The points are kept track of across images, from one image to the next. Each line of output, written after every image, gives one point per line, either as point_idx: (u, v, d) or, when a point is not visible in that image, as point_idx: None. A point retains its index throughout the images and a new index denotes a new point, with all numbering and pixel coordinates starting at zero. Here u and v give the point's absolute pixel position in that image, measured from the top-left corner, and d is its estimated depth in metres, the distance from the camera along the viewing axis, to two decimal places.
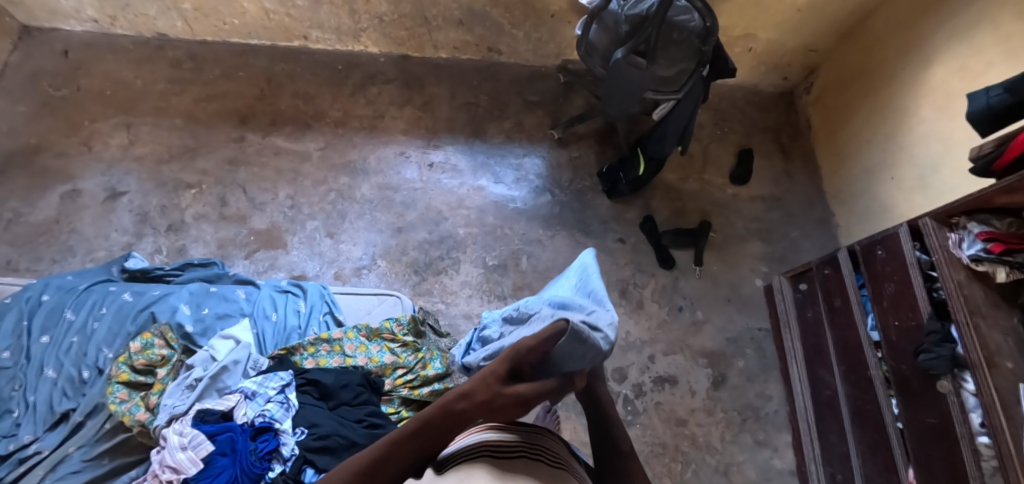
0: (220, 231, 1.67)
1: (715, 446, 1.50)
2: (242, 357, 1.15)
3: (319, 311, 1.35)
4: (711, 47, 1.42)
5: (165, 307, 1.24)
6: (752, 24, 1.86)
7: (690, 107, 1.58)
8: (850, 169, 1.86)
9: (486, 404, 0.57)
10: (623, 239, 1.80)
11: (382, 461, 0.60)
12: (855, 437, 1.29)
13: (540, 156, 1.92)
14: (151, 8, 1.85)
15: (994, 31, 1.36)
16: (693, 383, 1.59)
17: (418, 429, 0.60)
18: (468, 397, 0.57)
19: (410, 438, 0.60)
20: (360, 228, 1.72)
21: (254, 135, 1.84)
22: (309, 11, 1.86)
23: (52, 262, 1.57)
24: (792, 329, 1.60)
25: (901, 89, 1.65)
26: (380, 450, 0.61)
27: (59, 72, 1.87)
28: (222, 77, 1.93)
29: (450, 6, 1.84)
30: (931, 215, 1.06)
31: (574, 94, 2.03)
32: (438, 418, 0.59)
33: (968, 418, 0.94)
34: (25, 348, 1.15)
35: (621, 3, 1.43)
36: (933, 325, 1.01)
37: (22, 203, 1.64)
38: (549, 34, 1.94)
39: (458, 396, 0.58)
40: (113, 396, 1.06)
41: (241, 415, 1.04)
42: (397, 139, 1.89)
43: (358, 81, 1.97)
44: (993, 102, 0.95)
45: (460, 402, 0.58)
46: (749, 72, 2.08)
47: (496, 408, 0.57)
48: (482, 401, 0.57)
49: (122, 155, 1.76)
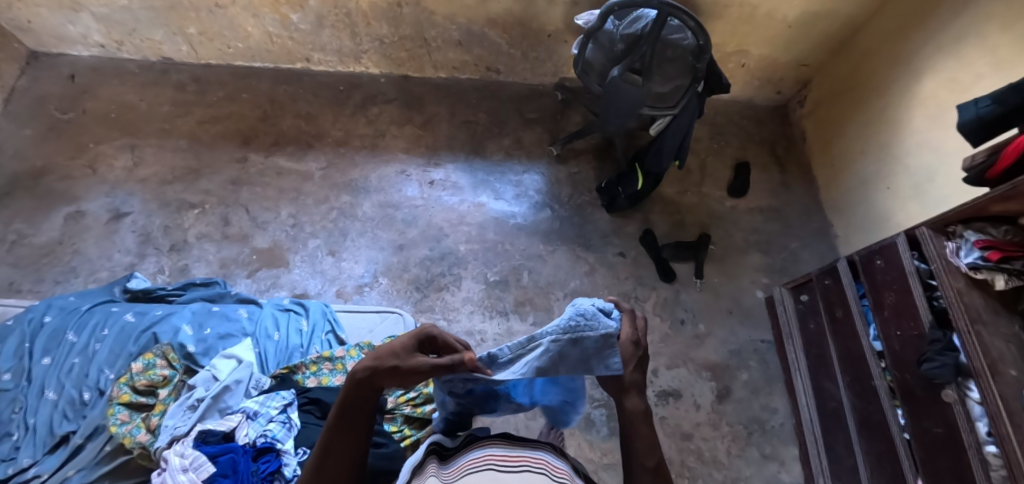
0: (223, 251, 1.67)
1: (722, 461, 1.48)
2: (244, 376, 1.14)
3: (322, 330, 1.35)
4: (705, 64, 1.44)
5: (167, 327, 1.23)
6: (744, 40, 1.91)
7: (686, 122, 1.60)
8: (845, 181, 1.89)
9: (393, 372, 0.67)
10: (624, 252, 1.81)
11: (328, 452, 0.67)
12: (863, 449, 1.27)
13: (539, 173, 1.94)
14: (157, 33, 1.89)
15: (981, 44, 1.39)
16: (697, 396, 1.58)
17: (344, 407, 0.67)
18: (378, 364, 0.66)
19: (344, 413, 0.67)
20: (362, 245, 1.73)
21: (256, 156, 1.86)
22: (311, 35, 1.90)
23: (55, 283, 1.57)
24: (794, 340, 1.60)
25: (893, 102, 1.69)
26: (322, 443, 0.67)
27: (66, 96, 1.90)
28: (226, 98, 1.96)
29: (449, 28, 1.88)
30: (927, 224, 1.08)
31: (572, 111, 2.06)
32: (353, 390, 0.67)
33: (975, 426, 0.93)
34: (26, 370, 1.14)
35: (615, 23, 1.47)
36: (935, 334, 1.02)
37: (26, 225, 1.65)
38: (546, 53, 1.97)
39: (369, 359, 0.68)
40: (114, 418, 1.06)
41: (242, 436, 1.03)
42: (398, 158, 1.91)
43: (360, 101, 2.00)
44: (982, 112, 0.97)
45: (369, 365, 0.67)
46: (742, 86, 2.12)
47: (400, 376, 0.67)
48: (376, 353, 0.69)
49: (126, 176, 1.78)
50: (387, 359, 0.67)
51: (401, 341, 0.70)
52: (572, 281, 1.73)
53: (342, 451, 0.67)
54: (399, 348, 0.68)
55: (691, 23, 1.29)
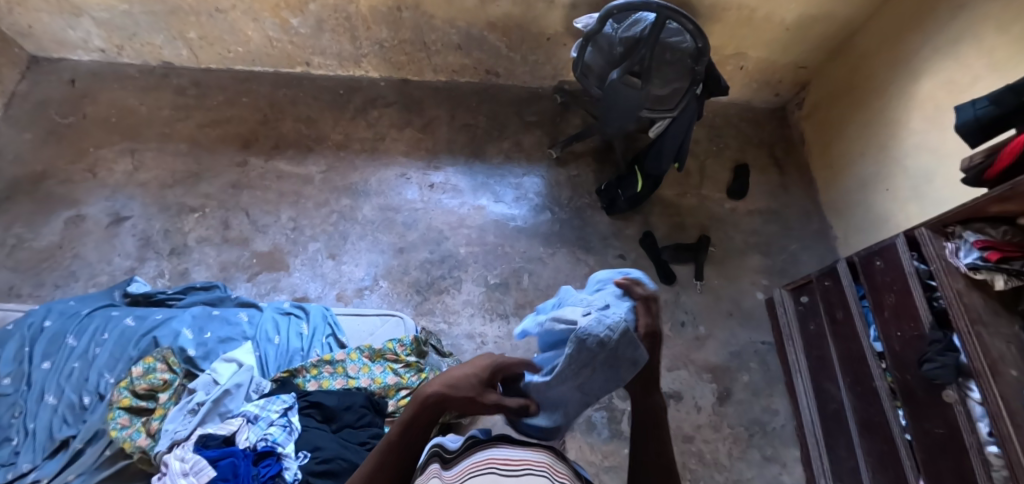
0: (223, 255, 1.67)
1: (723, 463, 1.48)
2: (245, 380, 1.14)
3: (322, 333, 1.34)
4: (703, 67, 1.45)
5: (168, 331, 1.23)
6: (742, 43, 1.92)
7: (685, 124, 1.60)
8: (844, 182, 1.89)
9: (469, 404, 0.60)
10: (624, 255, 1.81)
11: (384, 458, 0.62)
12: (864, 450, 1.27)
13: (539, 176, 1.94)
14: (157, 37, 1.90)
15: (978, 46, 1.40)
16: (698, 398, 1.58)
17: (405, 425, 0.61)
18: (449, 394, 0.58)
19: (406, 431, 0.61)
20: (362, 249, 1.73)
21: (256, 160, 1.86)
22: (311, 39, 1.91)
23: (54, 287, 1.57)
24: (794, 342, 1.60)
25: (891, 103, 1.69)
26: (379, 452, 0.63)
27: (67, 101, 1.91)
28: (226, 102, 1.96)
29: (449, 31, 1.89)
30: (926, 225, 1.09)
31: (572, 113, 2.07)
32: (419, 412, 0.59)
33: (976, 427, 0.93)
34: (26, 375, 1.14)
35: (614, 27, 1.47)
36: (935, 335, 1.02)
37: (26, 229, 1.65)
38: (545, 56, 1.98)
39: (440, 382, 0.59)
40: (114, 422, 1.05)
41: (243, 440, 1.04)
42: (398, 161, 1.91)
43: (360, 104, 2.01)
44: (980, 114, 0.97)
45: (440, 390, 0.59)
46: (741, 89, 2.13)
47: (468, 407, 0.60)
48: (446, 375, 0.61)
49: (126, 180, 1.78)
50: (462, 390, 0.59)
51: (474, 369, 0.62)
52: (572, 284, 1.73)
53: (396, 463, 0.62)
54: (474, 378, 0.61)
55: (690, 26, 1.30)
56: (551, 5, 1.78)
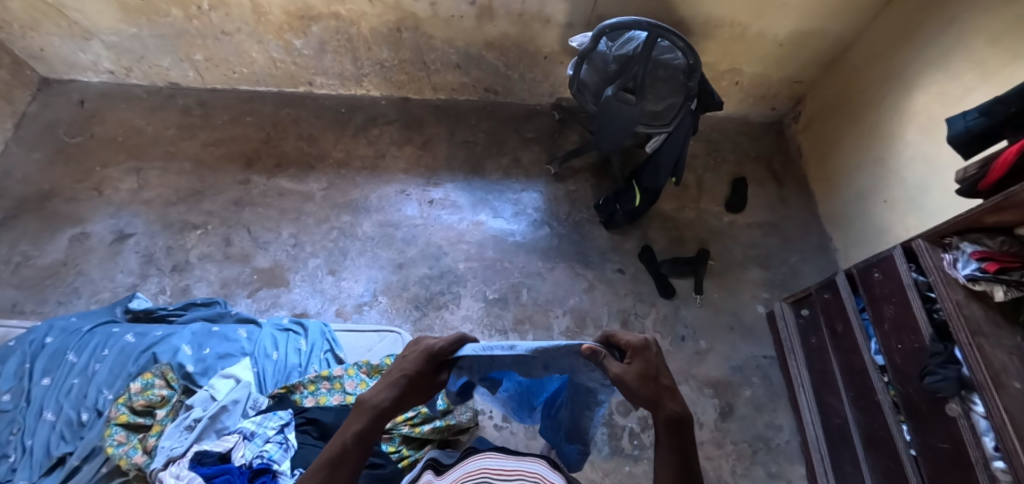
0: (224, 271, 1.69)
1: (727, 481, 1.44)
2: (242, 396, 1.14)
3: (320, 349, 1.35)
4: (696, 83, 1.45)
5: (167, 347, 1.23)
6: (737, 59, 1.95)
7: (680, 140, 1.62)
8: (842, 194, 1.90)
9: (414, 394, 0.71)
10: (623, 269, 1.81)
11: (336, 461, 0.61)
12: (870, 467, 1.25)
13: (537, 191, 1.96)
14: (164, 60, 1.96)
15: (967, 59, 1.42)
16: (700, 414, 1.55)
17: (360, 434, 0.65)
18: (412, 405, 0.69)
19: None
20: (362, 264, 1.74)
21: (259, 177, 1.89)
22: (314, 60, 1.96)
23: (57, 304, 1.58)
24: (796, 356, 1.59)
25: (885, 116, 1.71)
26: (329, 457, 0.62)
27: (75, 121, 1.96)
28: (231, 122, 2.01)
29: (448, 51, 1.93)
30: (922, 236, 1.08)
31: (570, 130, 2.10)
32: (385, 420, 0.67)
33: (981, 441, 0.91)
34: (25, 391, 1.15)
35: (608, 45, 1.48)
36: (936, 347, 1.01)
37: (32, 246, 1.68)
38: (543, 74, 2.02)
39: (387, 387, 0.69)
40: (111, 439, 1.06)
41: (239, 457, 1.02)
42: (398, 178, 1.94)
43: (360, 123, 2.04)
44: (970, 125, 0.98)
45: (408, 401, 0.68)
46: (737, 103, 2.15)
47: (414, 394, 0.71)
48: (387, 377, 0.71)
49: (130, 198, 1.81)
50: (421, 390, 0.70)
51: (414, 365, 0.71)
52: (571, 299, 1.73)
53: (356, 463, 0.63)
54: (412, 371, 0.70)
55: (681, 43, 1.32)
56: (548, 24, 1.82)
